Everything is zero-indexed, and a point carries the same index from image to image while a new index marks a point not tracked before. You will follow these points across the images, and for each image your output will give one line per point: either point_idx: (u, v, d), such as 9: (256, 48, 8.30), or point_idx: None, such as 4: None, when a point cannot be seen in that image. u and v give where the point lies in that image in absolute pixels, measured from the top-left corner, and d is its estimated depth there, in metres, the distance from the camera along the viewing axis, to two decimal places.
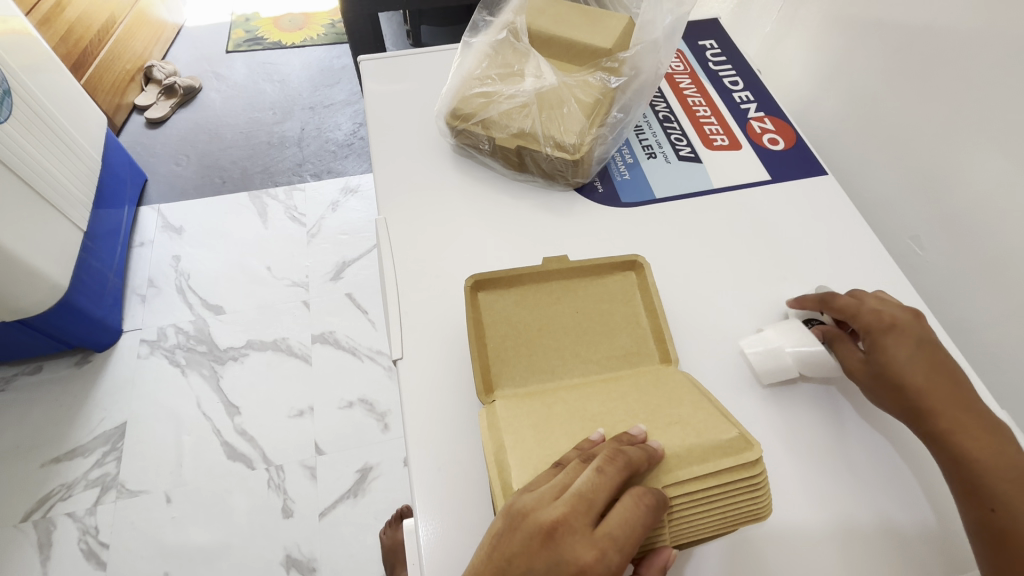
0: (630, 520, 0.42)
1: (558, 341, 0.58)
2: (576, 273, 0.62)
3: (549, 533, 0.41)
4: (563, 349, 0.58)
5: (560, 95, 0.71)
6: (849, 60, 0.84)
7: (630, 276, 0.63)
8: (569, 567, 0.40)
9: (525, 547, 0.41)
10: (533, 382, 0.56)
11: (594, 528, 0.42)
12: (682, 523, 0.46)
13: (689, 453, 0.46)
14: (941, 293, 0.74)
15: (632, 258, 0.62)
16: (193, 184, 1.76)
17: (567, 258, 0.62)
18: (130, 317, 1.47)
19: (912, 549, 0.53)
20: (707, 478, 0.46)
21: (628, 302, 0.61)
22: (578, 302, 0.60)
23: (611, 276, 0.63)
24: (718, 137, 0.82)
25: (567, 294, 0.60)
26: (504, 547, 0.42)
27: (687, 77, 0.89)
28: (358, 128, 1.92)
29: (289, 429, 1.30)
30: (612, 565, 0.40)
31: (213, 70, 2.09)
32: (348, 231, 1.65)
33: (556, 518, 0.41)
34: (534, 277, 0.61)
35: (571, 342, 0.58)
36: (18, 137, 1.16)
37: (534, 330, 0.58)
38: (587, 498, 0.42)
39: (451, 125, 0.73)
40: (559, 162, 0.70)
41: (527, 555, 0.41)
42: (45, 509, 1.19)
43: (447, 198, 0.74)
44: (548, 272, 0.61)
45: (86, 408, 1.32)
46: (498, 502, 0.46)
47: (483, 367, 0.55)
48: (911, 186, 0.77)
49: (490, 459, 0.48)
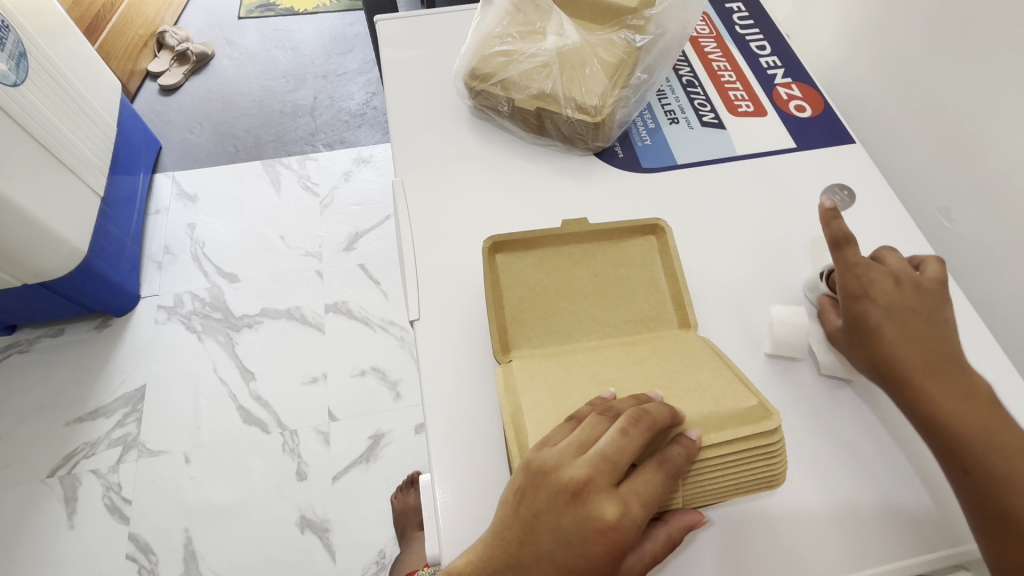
0: (652, 482, 0.42)
1: (575, 303, 0.58)
2: (594, 238, 0.61)
3: (574, 489, 0.41)
4: (581, 313, 0.57)
5: (582, 55, 0.69)
6: (883, 23, 0.81)
7: (650, 240, 0.62)
8: (593, 522, 0.41)
9: (550, 503, 0.42)
10: (550, 344, 0.56)
11: (616, 487, 0.42)
12: (694, 487, 0.46)
13: (705, 420, 0.46)
14: (970, 268, 0.72)
15: (653, 221, 0.61)
16: (206, 152, 1.76)
17: (588, 221, 0.61)
18: (147, 283, 1.49)
19: (918, 531, 0.52)
20: (723, 446, 0.45)
21: (647, 266, 0.60)
22: (596, 266, 0.60)
23: (631, 239, 0.62)
24: (743, 103, 0.79)
25: (586, 258, 0.60)
26: (525, 499, 0.43)
27: (712, 41, 0.86)
28: (371, 97, 1.90)
29: (303, 395, 1.33)
30: (635, 518, 0.41)
31: (225, 37, 2.06)
32: (361, 202, 1.65)
33: (582, 476, 0.42)
34: (552, 240, 0.60)
35: (589, 305, 0.58)
36: (34, 99, 1.16)
37: (552, 293, 0.58)
38: (612, 459, 0.42)
39: (469, 86, 0.71)
40: (579, 124, 0.68)
41: (551, 511, 0.42)
42: (70, 465, 1.23)
43: (463, 163, 0.73)
44: (567, 235, 0.60)
45: (107, 370, 1.35)
46: (515, 460, 0.47)
47: (500, 329, 0.56)
48: (942, 156, 0.75)
49: (506, 420, 0.48)
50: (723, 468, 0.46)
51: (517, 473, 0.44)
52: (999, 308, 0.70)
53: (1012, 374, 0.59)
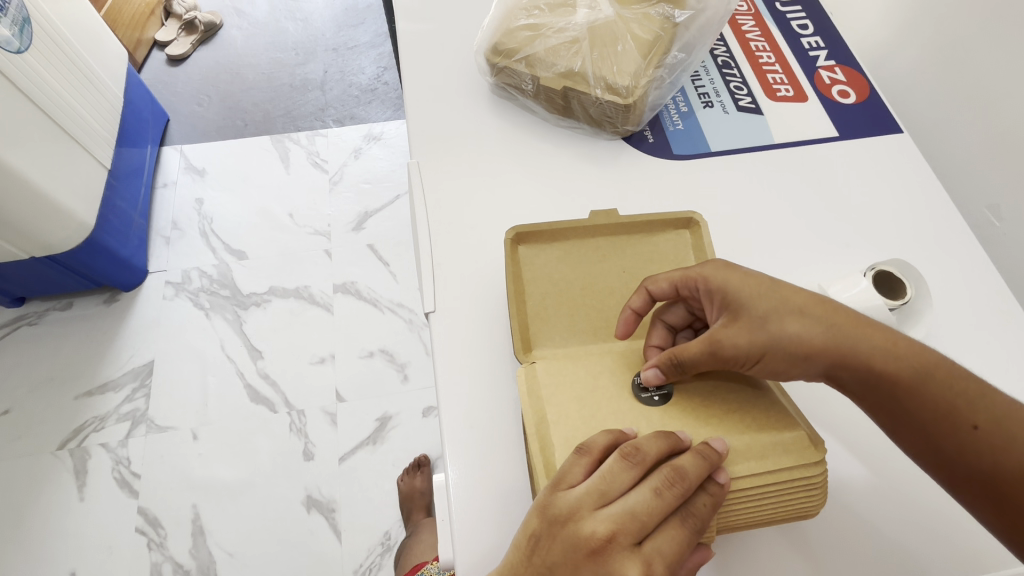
0: (677, 540, 0.39)
1: (601, 302, 0.54)
2: (624, 230, 0.58)
3: (594, 546, 0.38)
4: (608, 310, 0.54)
5: (614, 31, 0.64)
6: (935, 2, 0.75)
7: (683, 235, 0.58)
8: None
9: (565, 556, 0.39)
10: (574, 343, 0.53)
11: (639, 542, 0.39)
12: (726, 517, 0.44)
13: (746, 448, 0.43)
14: (1019, 267, 0.68)
15: (688, 215, 0.57)
16: (214, 126, 1.72)
17: (617, 213, 0.58)
18: (154, 259, 1.47)
19: None
20: (764, 476, 0.42)
21: (679, 264, 0.57)
22: (624, 261, 0.56)
23: (662, 234, 0.58)
24: (782, 87, 0.74)
25: (615, 252, 0.57)
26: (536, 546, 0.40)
27: (750, 19, 0.80)
28: (383, 72, 1.84)
29: (311, 376, 1.31)
30: None
31: (234, 6, 2.00)
32: (370, 180, 1.60)
33: (606, 534, 0.39)
34: (578, 233, 0.57)
35: (615, 303, 0.54)
36: (38, 66, 1.13)
37: (579, 289, 0.55)
38: (640, 517, 0.39)
39: (492, 62, 0.67)
40: (609, 106, 0.64)
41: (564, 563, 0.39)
42: (80, 439, 1.23)
43: (483, 145, 0.69)
44: (594, 228, 0.57)
45: (116, 345, 1.34)
46: (539, 479, 0.45)
47: (522, 327, 0.53)
48: (995, 149, 0.70)
49: (531, 432, 0.46)
50: (761, 499, 0.43)
51: (532, 516, 0.41)
52: None
53: None
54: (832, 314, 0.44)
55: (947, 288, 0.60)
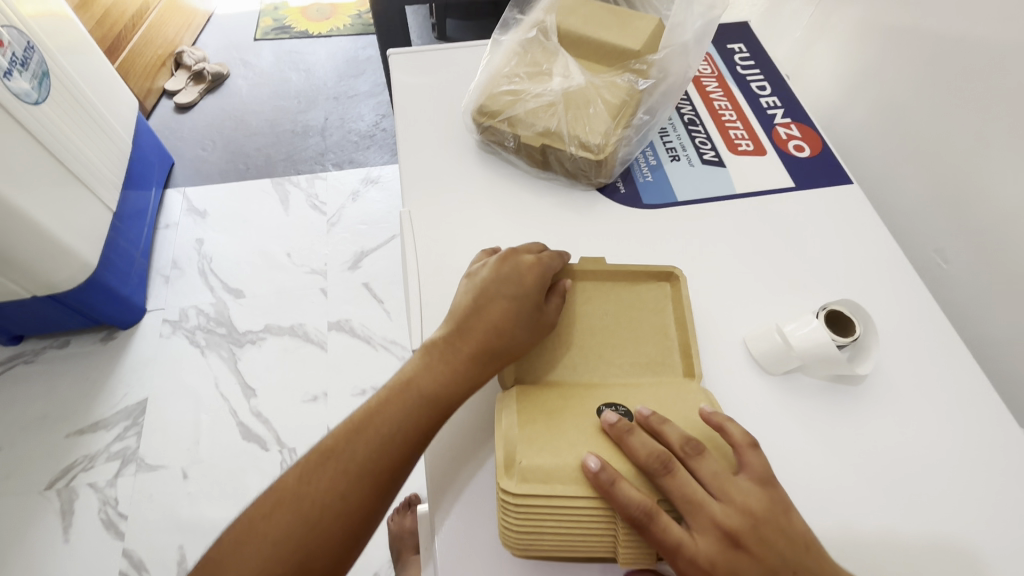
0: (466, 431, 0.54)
1: (584, 341, 0.60)
2: (612, 278, 0.64)
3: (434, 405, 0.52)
4: (589, 351, 0.60)
5: (586, 95, 0.71)
6: (878, 68, 0.83)
7: (665, 287, 0.64)
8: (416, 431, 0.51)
9: (492, 324, 0.54)
10: (555, 377, 0.58)
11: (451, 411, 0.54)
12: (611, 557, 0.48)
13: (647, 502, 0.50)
14: (964, 308, 0.73)
15: (668, 270, 0.64)
16: (217, 170, 1.79)
17: (604, 261, 0.64)
18: (154, 297, 1.51)
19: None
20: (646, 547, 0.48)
21: (659, 312, 0.63)
22: (608, 305, 0.62)
23: (645, 284, 0.64)
24: (743, 142, 0.81)
25: (599, 297, 0.63)
26: (462, 318, 0.55)
27: (713, 81, 0.89)
28: (381, 119, 1.94)
29: (303, 414, 1.33)
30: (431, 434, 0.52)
31: (241, 58, 2.13)
32: (367, 222, 1.67)
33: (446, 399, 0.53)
34: (570, 275, 0.63)
35: (596, 343, 0.60)
36: (52, 117, 1.20)
37: (564, 328, 0.61)
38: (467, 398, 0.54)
39: (477, 121, 0.74)
40: (583, 161, 0.70)
41: (491, 336, 0.54)
42: (68, 478, 1.24)
43: (468, 192, 0.75)
44: (584, 272, 0.63)
45: (110, 384, 1.36)
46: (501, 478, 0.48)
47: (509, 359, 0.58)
48: (937, 202, 0.77)
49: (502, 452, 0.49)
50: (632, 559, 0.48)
51: (427, 365, 0.53)
52: (991, 349, 0.70)
53: (1006, 417, 0.60)
54: (752, 516, 0.46)
55: (895, 327, 0.65)
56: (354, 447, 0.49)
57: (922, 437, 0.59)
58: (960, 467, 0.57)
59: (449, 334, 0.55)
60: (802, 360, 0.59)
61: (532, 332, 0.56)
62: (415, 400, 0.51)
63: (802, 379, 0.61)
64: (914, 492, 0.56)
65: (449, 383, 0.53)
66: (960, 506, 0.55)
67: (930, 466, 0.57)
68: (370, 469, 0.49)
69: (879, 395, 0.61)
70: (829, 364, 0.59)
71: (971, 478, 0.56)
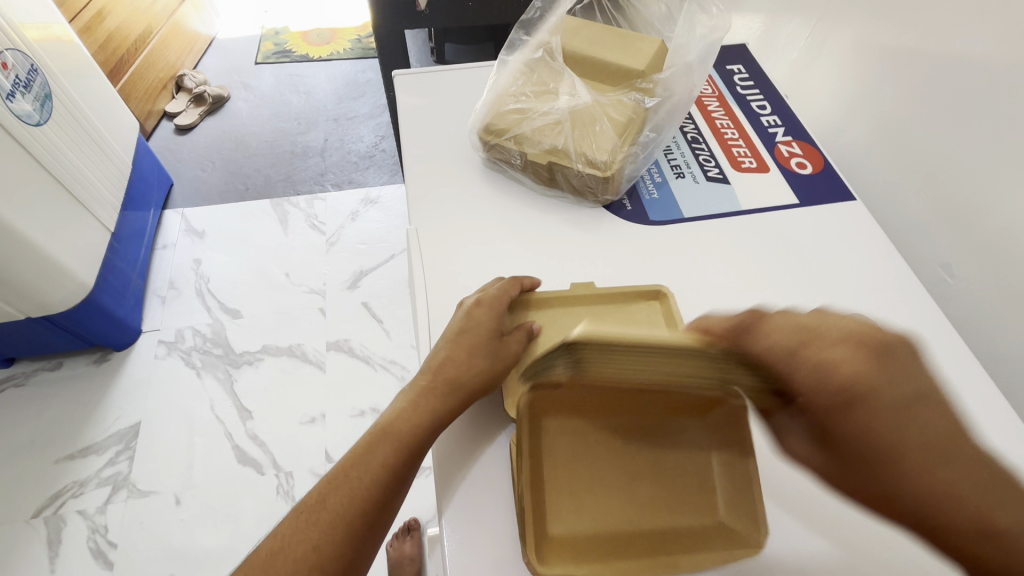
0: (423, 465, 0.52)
1: None
2: (604, 300, 0.65)
3: (401, 441, 0.51)
4: None
5: (593, 113, 0.72)
6: (875, 88, 0.85)
7: (655, 306, 0.64)
8: (379, 469, 0.50)
9: (448, 357, 0.55)
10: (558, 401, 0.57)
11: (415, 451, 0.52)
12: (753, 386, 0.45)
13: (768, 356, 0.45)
14: (973, 323, 0.73)
15: (656, 288, 0.64)
16: (217, 190, 1.80)
17: (595, 285, 0.66)
18: (150, 317, 1.49)
19: None
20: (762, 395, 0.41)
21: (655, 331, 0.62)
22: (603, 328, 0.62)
23: (635, 304, 0.64)
24: (746, 160, 0.82)
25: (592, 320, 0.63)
26: (426, 363, 0.57)
27: (715, 100, 0.90)
28: (380, 140, 1.96)
29: (301, 436, 1.31)
30: (392, 474, 0.50)
31: (242, 81, 2.15)
32: (367, 241, 1.67)
33: (409, 435, 0.51)
34: (561, 302, 0.64)
35: None
36: (54, 138, 1.21)
37: None
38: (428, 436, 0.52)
39: (484, 139, 0.75)
40: (590, 178, 0.71)
41: (450, 368, 0.54)
42: (56, 505, 1.20)
43: (475, 210, 0.75)
44: (575, 298, 0.64)
45: (102, 406, 1.33)
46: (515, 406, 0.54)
47: (511, 389, 0.57)
48: (939, 218, 0.77)
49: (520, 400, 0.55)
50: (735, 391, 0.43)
51: (400, 402, 0.54)
52: (1001, 364, 0.70)
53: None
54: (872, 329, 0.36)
55: None
56: (330, 500, 0.48)
57: None
58: None
59: (426, 377, 0.55)
60: None
61: (493, 359, 0.55)
62: (387, 442, 0.51)
63: None
64: None
65: (417, 420, 0.52)
66: None
67: None
68: (343, 516, 0.47)
69: None
70: None
71: None
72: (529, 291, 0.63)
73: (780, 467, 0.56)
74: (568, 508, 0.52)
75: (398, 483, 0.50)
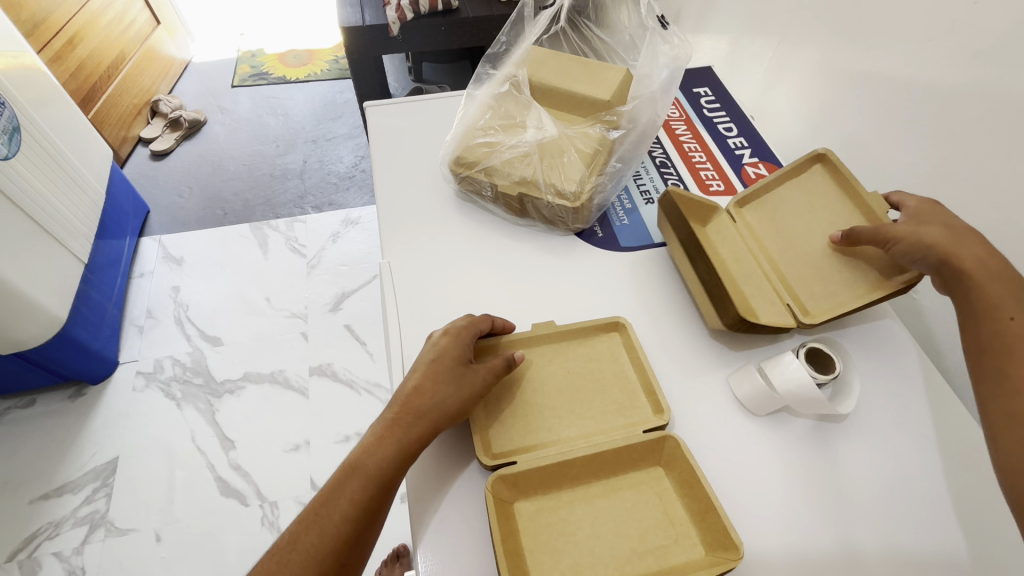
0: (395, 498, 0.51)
1: (553, 401, 0.61)
2: (564, 336, 0.66)
3: (370, 476, 0.50)
4: (558, 409, 0.60)
5: (560, 146, 0.74)
6: (836, 108, 0.88)
7: (615, 336, 0.67)
8: (349, 506, 0.49)
9: (416, 388, 0.55)
10: (525, 442, 0.58)
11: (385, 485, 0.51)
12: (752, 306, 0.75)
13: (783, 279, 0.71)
14: None
15: (614, 319, 0.66)
16: (195, 216, 1.78)
17: (555, 323, 0.66)
18: (127, 349, 1.46)
19: None
20: None
21: (616, 363, 0.64)
22: (568, 363, 0.64)
23: (596, 337, 0.67)
24: (714, 182, 0.84)
25: (558, 357, 0.65)
26: (395, 394, 0.56)
27: (682, 124, 0.92)
28: (360, 160, 1.96)
29: (285, 464, 1.28)
30: (362, 509, 0.49)
31: (218, 104, 2.14)
32: (348, 262, 1.66)
33: (377, 469, 0.50)
34: (524, 342, 0.65)
35: (565, 401, 0.61)
36: (22, 169, 1.18)
37: (531, 389, 0.62)
38: (398, 469, 0.51)
39: (455, 172, 0.75)
40: (560, 209, 0.72)
41: (417, 399, 0.54)
42: (31, 548, 1.16)
43: (448, 240, 0.75)
44: (537, 336, 0.65)
45: (78, 442, 1.30)
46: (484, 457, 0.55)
47: (482, 431, 0.58)
48: None
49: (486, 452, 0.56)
50: None
51: (367, 436, 0.53)
52: None
53: None
54: None
55: (872, 361, 0.67)
56: (301, 540, 0.47)
57: (910, 471, 0.59)
58: (950, 500, 0.57)
59: (393, 409, 0.54)
60: (786, 400, 0.59)
61: (459, 386, 0.55)
62: (356, 477, 0.50)
63: (786, 418, 0.62)
64: (908, 531, 0.55)
65: (386, 453, 0.51)
66: (953, 540, 0.55)
67: (921, 502, 0.57)
68: (314, 556, 0.46)
69: (863, 430, 0.61)
70: (813, 405, 0.58)
71: (962, 511, 0.56)
72: (500, 330, 0.64)
73: (756, 492, 0.57)
74: (545, 554, 0.51)
75: (370, 518, 0.50)
